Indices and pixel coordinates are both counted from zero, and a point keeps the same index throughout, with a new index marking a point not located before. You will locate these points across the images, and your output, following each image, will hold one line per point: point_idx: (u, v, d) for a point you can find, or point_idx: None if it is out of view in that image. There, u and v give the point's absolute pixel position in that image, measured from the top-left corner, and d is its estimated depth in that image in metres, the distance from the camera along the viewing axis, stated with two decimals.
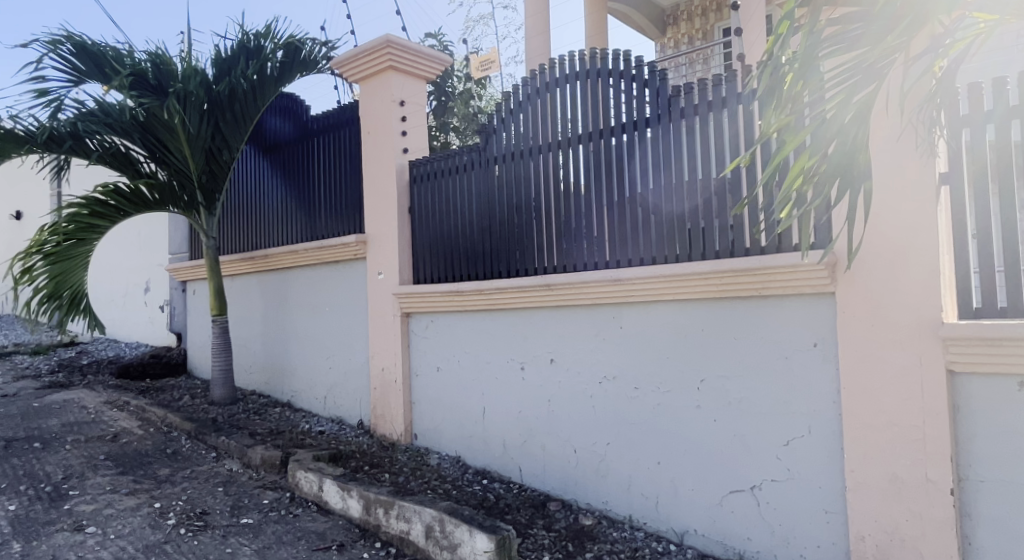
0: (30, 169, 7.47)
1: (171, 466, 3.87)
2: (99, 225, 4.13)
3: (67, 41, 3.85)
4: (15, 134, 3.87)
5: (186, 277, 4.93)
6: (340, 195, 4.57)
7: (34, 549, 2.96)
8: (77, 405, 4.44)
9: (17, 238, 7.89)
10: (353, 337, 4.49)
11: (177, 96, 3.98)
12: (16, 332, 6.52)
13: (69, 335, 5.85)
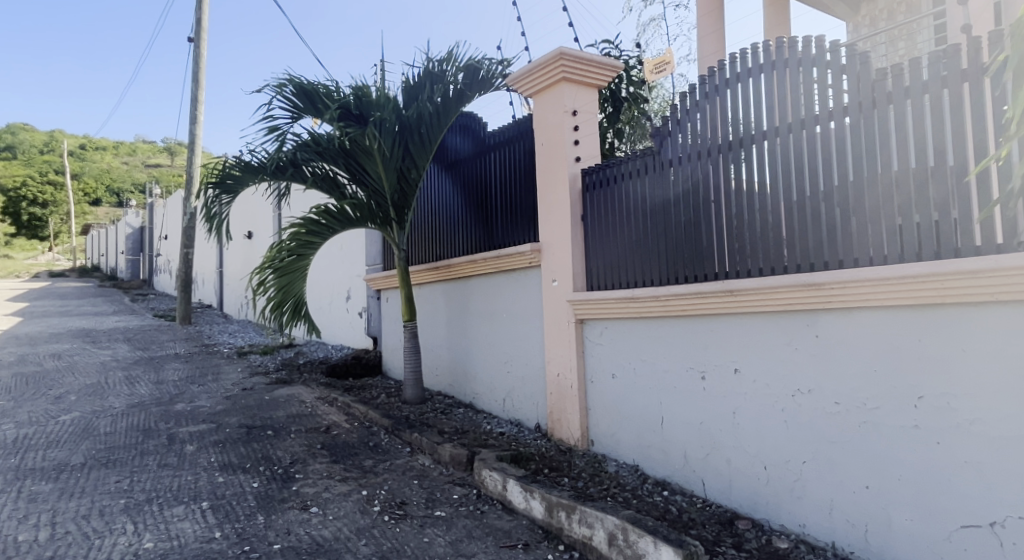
0: (259, 195, 8.80)
1: (374, 458, 4.28)
2: (314, 242, 4.70)
3: (289, 83, 4.45)
4: (251, 165, 4.57)
5: (381, 286, 5.45)
6: (515, 206, 4.75)
7: (274, 523, 3.46)
8: (298, 399, 5.11)
9: (249, 255, 9.32)
10: (530, 343, 4.63)
11: (374, 122, 4.39)
12: (249, 334, 7.69)
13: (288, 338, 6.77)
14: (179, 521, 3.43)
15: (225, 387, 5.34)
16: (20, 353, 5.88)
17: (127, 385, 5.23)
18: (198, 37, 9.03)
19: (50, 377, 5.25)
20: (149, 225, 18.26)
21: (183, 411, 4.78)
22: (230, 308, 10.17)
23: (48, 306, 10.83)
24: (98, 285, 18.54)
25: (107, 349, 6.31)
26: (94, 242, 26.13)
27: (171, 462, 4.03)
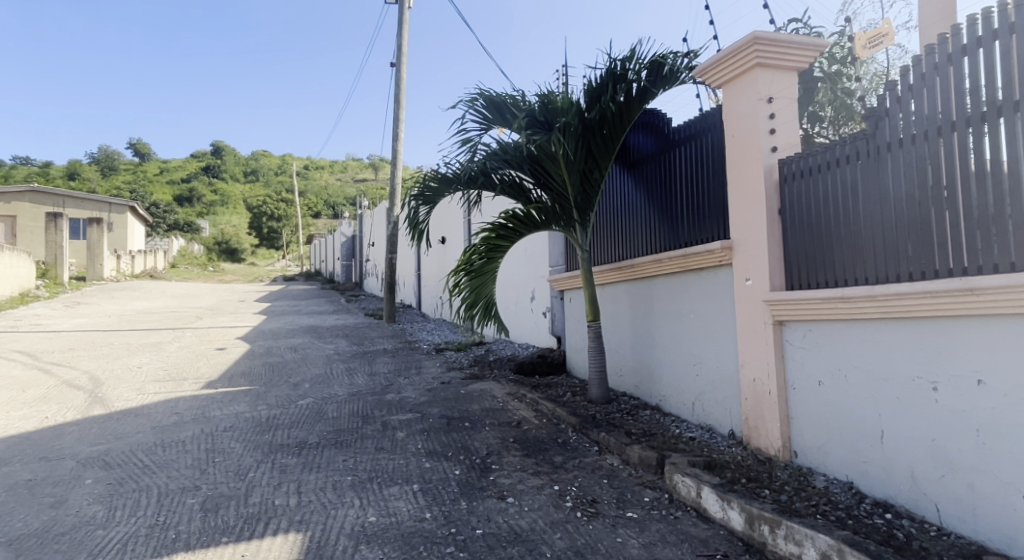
0: (452, 202, 9.49)
1: (563, 455, 4.39)
2: (503, 245, 4.95)
3: (480, 97, 4.74)
4: (447, 176, 4.94)
5: (564, 287, 5.58)
6: (704, 202, 4.56)
7: (476, 509, 3.71)
8: (490, 394, 5.43)
9: (444, 258, 10.08)
10: (721, 345, 4.41)
11: (559, 128, 4.49)
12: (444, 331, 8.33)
13: (479, 336, 7.21)
14: (395, 500, 3.83)
15: (426, 380, 5.84)
16: (268, 345, 7.00)
17: (348, 375, 5.97)
18: (399, 63, 9.98)
19: (290, 366, 6.18)
20: (359, 234, 20.56)
21: (393, 400, 5.33)
22: (427, 307, 11.11)
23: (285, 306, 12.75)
24: (321, 288, 21.37)
25: (331, 343, 7.26)
26: (321, 250, 30.28)
27: (386, 446, 4.50)
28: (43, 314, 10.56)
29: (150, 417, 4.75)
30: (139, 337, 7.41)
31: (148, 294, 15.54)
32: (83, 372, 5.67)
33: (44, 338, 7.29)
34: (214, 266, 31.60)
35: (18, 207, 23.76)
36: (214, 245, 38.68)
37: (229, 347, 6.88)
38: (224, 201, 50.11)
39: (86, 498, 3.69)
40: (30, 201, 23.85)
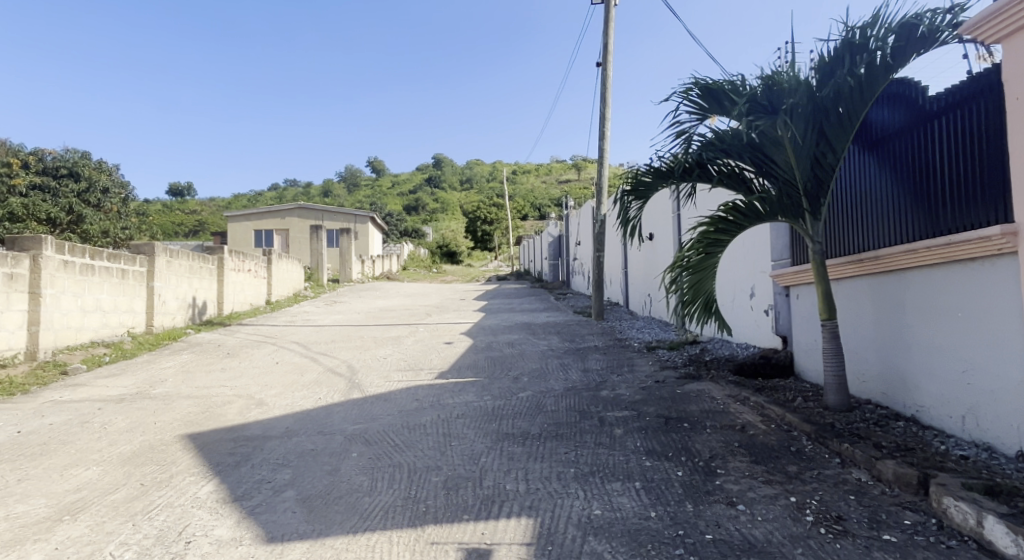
0: (659, 198, 9.33)
1: (798, 465, 4.04)
2: (722, 239, 4.72)
3: (694, 86, 4.57)
4: (660, 170, 4.88)
5: (790, 283, 5.18)
6: (974, 180, 3.86)
7: (704, 513, 3.58)
8: (709, 395, 5.23)
9: (651, 255, 9.93)
10: (1001, 349, 3.67)
11: (786, 110, 4.16)
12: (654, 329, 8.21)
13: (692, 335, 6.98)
14: (619, 495, 3.85)
15: (640, 378, 5.81)
16: (488, 340, 7.54)
17: (563, 371, 6.18)
18: (604, 62, 10.05)
19: (509, 360, 6.58)
20: (564, 234, 21.15)
21: (609, 397, 5.39)
22: (635, 305, 11.04)
23: (499, 304, 13.61)
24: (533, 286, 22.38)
25: (544, 339, 7.58)
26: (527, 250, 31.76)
27: (605, 442, 4.57)
28: (312, 310, 12.61)
29: (396, 402, 5.40)
30: (382, 331, 8.48)
31: (383, 293, 17.73)
32: (343, 361, 6.64)
33: (313, 331, 8.71)
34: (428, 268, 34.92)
35: (290, 222, 28.57)
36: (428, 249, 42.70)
37: (455, 341, 7.54)
38: (439, 208, 55.06)
39: (354, 468, 4.31)
40: (296, 216, 28.62)
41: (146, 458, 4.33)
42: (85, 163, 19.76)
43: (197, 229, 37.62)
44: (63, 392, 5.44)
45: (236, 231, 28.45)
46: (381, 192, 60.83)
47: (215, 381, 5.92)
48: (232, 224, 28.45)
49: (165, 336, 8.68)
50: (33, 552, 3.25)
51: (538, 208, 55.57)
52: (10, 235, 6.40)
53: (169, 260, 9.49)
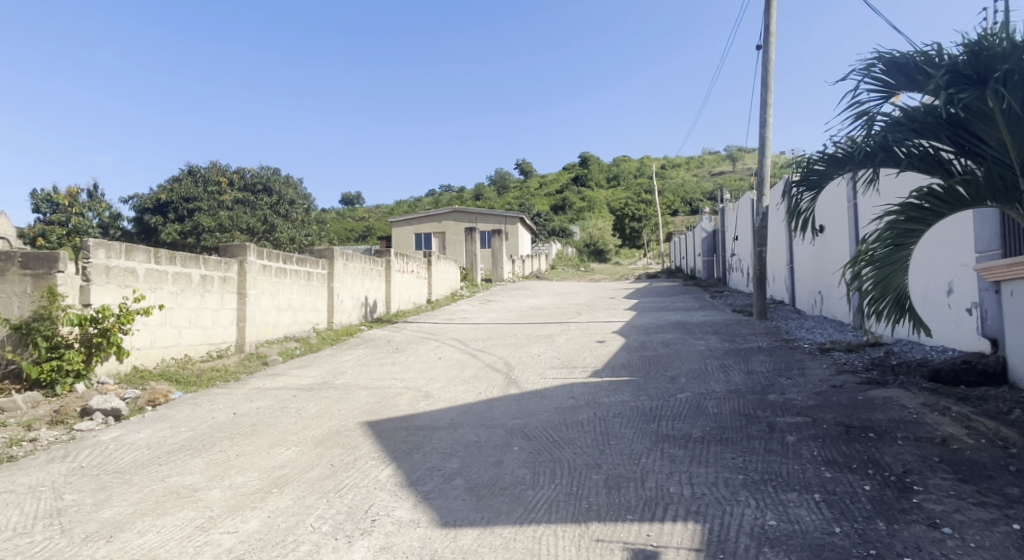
0: (833, 188, 8.61)
1: (1020, 487, 3.47)
2: (916, 230, 4.22)
3: (878, 62, 4.15)
4: (837, 157, 4.49)
5: (1001, 278, 4.54)
6: None
7: (899, 533, 3.19)
8: (898, 403, 4.70)
9: (821, 249, 9.16)
10: None
11: (999, 78, 3.55)
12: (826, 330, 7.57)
13: (874, 336, 6.34)
14: (796, 507, 3.57)
15: (813, 383, 5.39)
16: (641, 340, 7.42)
17: (724, 372, 5.90)
18: (765, 43, 9.43)
19: (665, 360, 6.42)
20: (721, 229, 20.12)
21: (778, 402, 5.06)
22: (803, 304, 10.23)
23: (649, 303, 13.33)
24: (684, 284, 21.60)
25: (701, 339, 7.30)
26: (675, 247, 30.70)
27: (776, 449, 4.28)
28: (468, 309, 13.24)
29: (553, 399, 5.50)
30: (535, 329, 8.68)
31: (530, 292, 18.16)
32: (500, 358, 6.89)
33: (471, 328, 9.15)
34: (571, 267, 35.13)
35: (445, 225, 30.17)
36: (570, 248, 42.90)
37: (608, 340, 7.50)
38: (585, 206, 55.25)
39: (516, 461, 4.45)
40: (447, 219, 30.23)
41: (334, 441, 4.82)
42: (277, 178, 22.07)
43: (359, 235, 41.02)
44: (265, 380, 6.23)
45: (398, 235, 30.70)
46: (523, 193, 62.16)
47: (387, 373, 6.44)
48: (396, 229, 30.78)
49: (343, 332, 9.61)
50: (251, 518, 3.75)
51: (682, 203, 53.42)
52: (223, 244, 7.44)
53: (346, 263, 10.48)
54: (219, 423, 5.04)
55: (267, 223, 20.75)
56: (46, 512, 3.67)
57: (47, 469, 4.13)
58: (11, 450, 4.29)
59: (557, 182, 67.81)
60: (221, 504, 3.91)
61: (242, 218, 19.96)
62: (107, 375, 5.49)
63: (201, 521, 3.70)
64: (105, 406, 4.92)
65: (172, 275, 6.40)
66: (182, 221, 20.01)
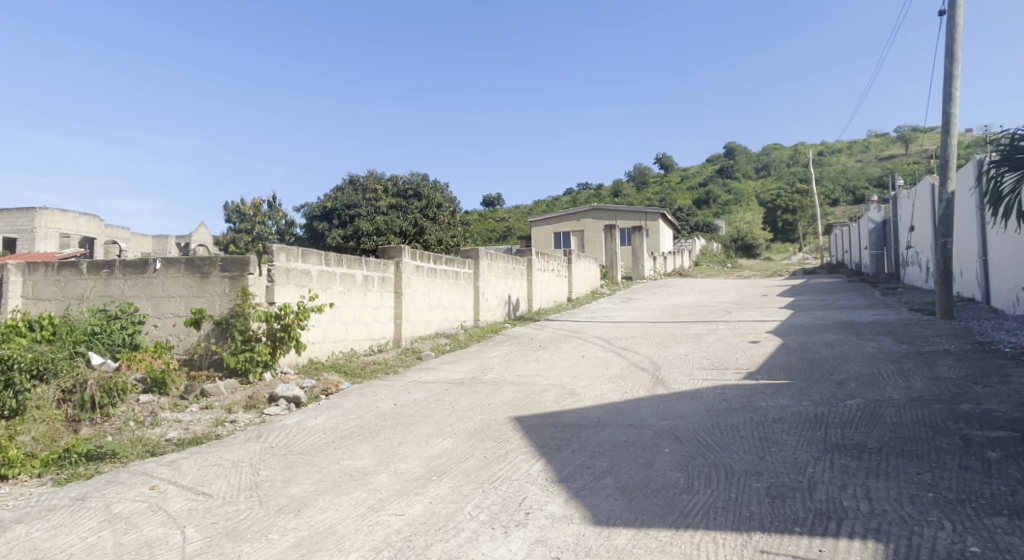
0: None
1: None
2: None
3: None
4: None
5: None
6: None
7: None
8: None
9: None
10: None
11: None
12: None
13: None
14: (1006, 533, 3.09)
15: (1019, 393, 4.68)
16: (800, 341, 6.91)
17: (902, 378, 5.32)
18: (949, 6, 8.35)
19: (830, 363, 5.93)
20: (893, 218, 18.17)
21: (973, 413, 4.46)
22: (1000, 302, 8.94)
23: (806, 301, 12.38)
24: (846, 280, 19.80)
25: (872, 341, 6.64)
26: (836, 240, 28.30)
27: (975, 467, 3.77)
28: (608, 307, 13.14)
29: (704, 401, 5.29)
30: (680, 328, 8.42)
31: (672, 290, 17.68)
32: (646, 357, 6.76)
33: (613, 327, 9.08)
34: (712, 263, 33.65)
35: (584, 223, 30.15)
36: (709, 243, 41.00)
37: (762, 341, 7.07)
38: (727, 199, 52.65)
39: (668, 464, 4.32)
40: (583, 219, 30.26)
41: (486, 434, 5.01)
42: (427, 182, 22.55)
43: (497, 235, 42.12)
44: (421, 373, 6.63)
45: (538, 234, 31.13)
46: (664, 188, 60.31)
47: (533, 370, 6.58)
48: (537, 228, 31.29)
49: (489, 329, 9.97)
50: (415, 503, 4.00)
51: (837, 192, 48.85)
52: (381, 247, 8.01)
53: (490, 262, 10.86)
54: (382, 412, 5.45)
55: (418, 226, 21.19)
56: (247, 485, 4.19)
57: (245, 447, 4.71)
58: (218, 429, 4.96)
59: (694, 175, 64.92)
60: (389, 488, 4.21)
61: (395, 221, 21.11)
62: (288, 366, 6.16)
63: (372, 503, 4.01)
64: (289, 393, 5.51)
65: (340, 276, 7.01)
66: (345, 226, 22.01)
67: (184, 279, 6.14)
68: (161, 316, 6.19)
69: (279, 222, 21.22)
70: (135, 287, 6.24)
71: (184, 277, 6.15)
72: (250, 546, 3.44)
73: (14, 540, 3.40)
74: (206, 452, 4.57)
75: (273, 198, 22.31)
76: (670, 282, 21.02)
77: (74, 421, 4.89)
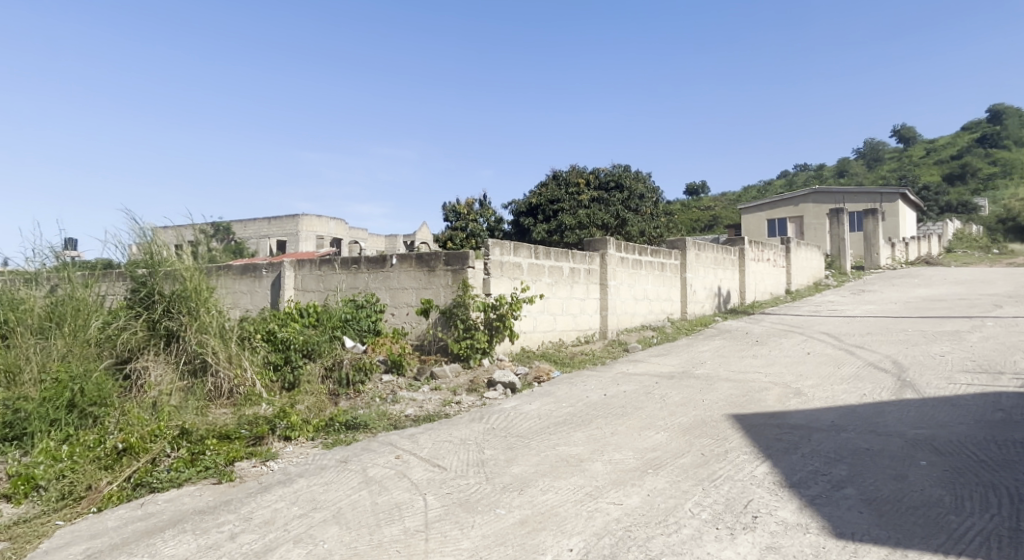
0: None
1: None
2: None
3: None
4: None
5: None
6: None
7: None
8: None
9: None
10: None
11: None
12: None
13: None
14: None
15: None
16: None
17: None
18: None
19: None
20: None
21: None
22: None
23: None
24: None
25: None
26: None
27: None
28: (835, 300, 11.88)
29: (969, 410, 4.51)
30: (932, 325, 7.28)
31: (913, 280, 15.36)
32: (888, 357, 5.98)
33: (843, 322, 8.16)
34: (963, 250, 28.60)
35: (805, 209, 27.44)
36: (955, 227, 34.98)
37: None
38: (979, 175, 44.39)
39: (928, 479, 3.74)
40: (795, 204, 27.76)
41: (702, 431, 4.82)
42: (629, 173, 22.46)
43: (695, 225, 40.45)
44: (629, 365, 6.62)
45: (749, 223, 29.07)
46: (892, 165, 52.90)
47: (749, 366, 6.20)
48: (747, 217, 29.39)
49: (698, 322, 9.61)
50: (633, 494, 3.98)
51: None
52: (587, 239, 8.13)
53: (698, 253, 10.46)
54: (593, 402, 5.53)
55: (619, 218, 21.42)
56: (475, 461, 4.53)
57: (470, 427, 5.11)
58: (446, 409, 5.45)
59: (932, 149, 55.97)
60: (605, 476, 4.25)
61: (598, 214, 21.06)
62: (503, 353, 6.56)
63: (590, 490, 4.07)
64: (505, 379, 5.85)
65: (548, 268, 7.27)
66: (550, 221, 21.77)
67: (414, 273, 6.84)
68: (397, 306, 6.97)
69: (489, 218, 22.85)
70: (376, 281, 7.10)
71: (414, 270, 6.85)
72: (481, 518, 3.71)
73: (299, 490, 4.08)
74: (438, 429, 5.04)
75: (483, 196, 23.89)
76: (912, 272, 18.22)
77: (335, 395, 5.74)
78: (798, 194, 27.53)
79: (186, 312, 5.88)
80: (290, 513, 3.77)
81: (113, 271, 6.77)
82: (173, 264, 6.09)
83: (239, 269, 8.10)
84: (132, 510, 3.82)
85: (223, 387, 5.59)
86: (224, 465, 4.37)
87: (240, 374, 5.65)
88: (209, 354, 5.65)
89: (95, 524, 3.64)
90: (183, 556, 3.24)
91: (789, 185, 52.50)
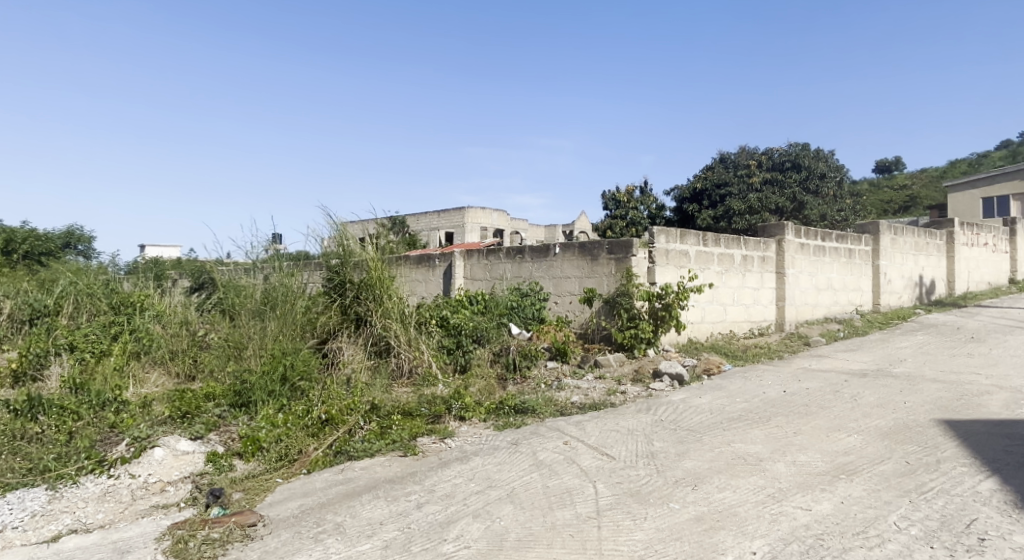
0: None
1: None
2: None
3: None
4: None
5: None
6: None
7: None
8: None
9: None
10: None
11: None
12: None
13: None
14: None
15: None
16: None
17: None
18: None
19: None
20: None
21: None
22: None
23: None
24: None
25: None
26: None
27: None
28: None
29: None
30: None
31: None
32: None
33: None
34: None
35: None
36: None
37: None
38: None
39: None
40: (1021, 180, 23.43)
41: (906, 437, 4.29)
42: (806, 153, 20.61)
43: (885, 207, 35.91)
44: (811, 360, 6.10)
45: (956, 202, 25.30)
46: None
47: (963, 368, 5.41)
48: (952, 196, 25.55)
49: (893, 314, 8.59)
50: (823, 500, 3.63)
51: None
52: (762, 225, 7.62)
53: (894, 238, 9.35)
54: (772, 398, 5.17)
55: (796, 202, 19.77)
56: (645, 453, 4.44)
57: (638, 418, 5.02)
58: (611, 398, 5.42)
59: None
60: (789, 478, 3.93)
61: (771, 198, 19.55)
62: (669, 344, 6.39)
63: (772, 491, 3.79)
64: (672, 369, 5.68)
65: (718, 256, 6.95)
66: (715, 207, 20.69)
67: (578, 261, 6.89)
68: (560, 294, 7.08)
69: (649, 206, 22.29)
70: (540, 269, 7.27)
71: (577, 259, 6.91)
72: (654, 511, 3.61)
73: (475, 468, 4.29)
74: (605, 418, 5.02)
75: (643, 181, 23.30)
76: None
77: (503, 379, 5.98)
78: (1021, 166, 23.35)
79: (372, 299, 6.46)
80: (469, 489, 3.97)
81: (312, 262, 7.59)
82: (360, 254, 6.71)
83: (416, 260, 8.70)
84: (335, 474, 4.27)
85: (404, 368, 6.09)
86: (408, 439, 4.73)
87: (418, 355, 6.11)
88: (392, 337, 6.19)
89: (307, 484, 4.12)
90: (378, 519, 3.54)
91: (1006, 158, 44.72)
